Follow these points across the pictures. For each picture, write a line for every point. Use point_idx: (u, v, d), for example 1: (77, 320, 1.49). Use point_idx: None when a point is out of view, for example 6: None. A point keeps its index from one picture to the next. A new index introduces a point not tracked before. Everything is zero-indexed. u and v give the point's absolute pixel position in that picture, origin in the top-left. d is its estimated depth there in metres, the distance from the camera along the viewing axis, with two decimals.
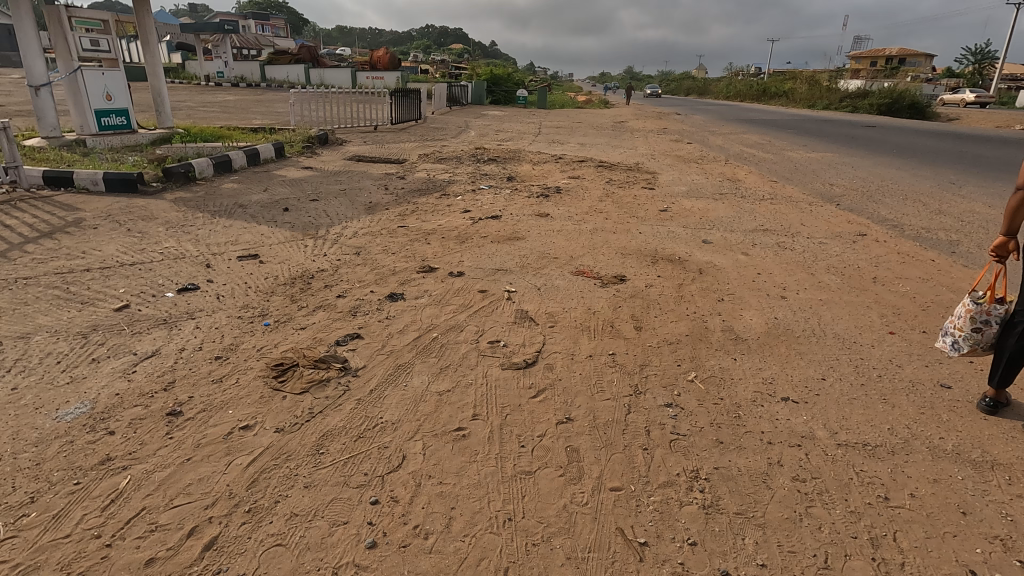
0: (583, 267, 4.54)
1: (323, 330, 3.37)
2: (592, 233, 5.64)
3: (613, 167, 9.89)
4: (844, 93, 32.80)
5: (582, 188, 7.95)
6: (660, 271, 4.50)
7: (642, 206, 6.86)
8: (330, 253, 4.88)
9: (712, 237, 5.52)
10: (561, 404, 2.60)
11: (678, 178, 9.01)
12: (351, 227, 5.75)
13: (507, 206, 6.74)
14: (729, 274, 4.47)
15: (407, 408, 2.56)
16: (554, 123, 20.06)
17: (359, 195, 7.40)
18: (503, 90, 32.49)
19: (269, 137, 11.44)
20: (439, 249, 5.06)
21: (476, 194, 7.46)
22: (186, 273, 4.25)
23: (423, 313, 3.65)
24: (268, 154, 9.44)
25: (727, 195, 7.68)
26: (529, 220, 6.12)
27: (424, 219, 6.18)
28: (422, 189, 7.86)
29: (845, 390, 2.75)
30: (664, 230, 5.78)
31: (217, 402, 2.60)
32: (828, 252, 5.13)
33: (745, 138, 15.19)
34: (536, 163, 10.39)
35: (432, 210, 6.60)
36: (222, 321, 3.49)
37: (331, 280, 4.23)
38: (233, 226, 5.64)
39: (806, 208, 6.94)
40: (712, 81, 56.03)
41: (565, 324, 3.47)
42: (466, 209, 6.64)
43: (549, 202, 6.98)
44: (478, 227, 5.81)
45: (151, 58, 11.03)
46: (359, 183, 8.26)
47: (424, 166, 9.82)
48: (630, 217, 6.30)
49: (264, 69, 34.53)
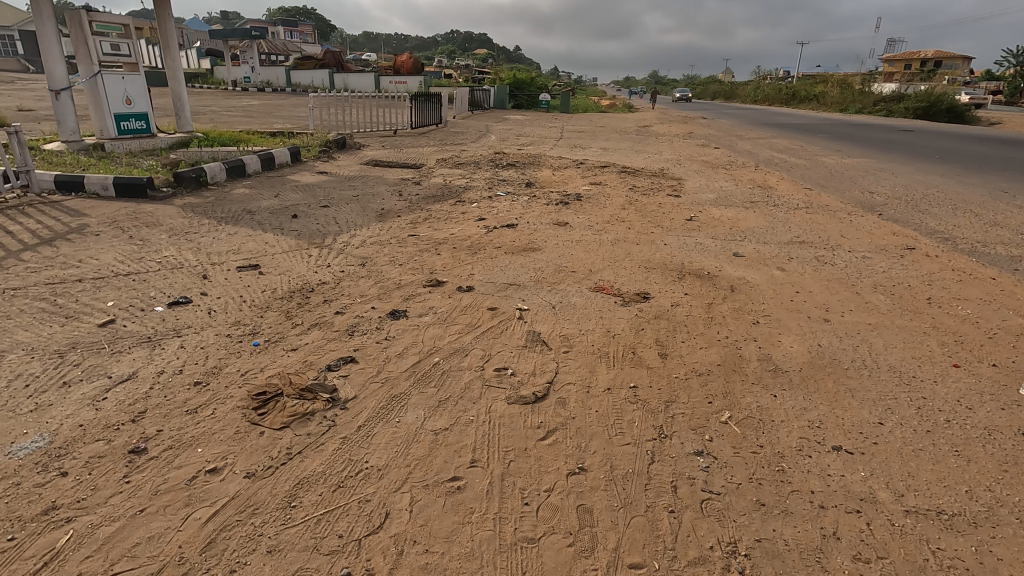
0: (603, 282, 4.19)
1: (316, 352, 3.09)
2: (614, 244, 5.28)
3: (636, 173, 9.50)
4: (879, 97, 31.71)
5: (603, 195, 7.60)
6: (688, 288, 4.12)
7: (667, 215, 6.48)
8: (334, 264, 4.63)
9: (743, 250, 5.12)
10: (573, 449, 2.26)
11: (706, 185, 8.56)
12: (359, 235, 5.50)
13: (525, 214, 6.42)
14: (764, 292, 4.07)
15: (396, 450, 2.25)
16: (576, 127, 19.71)
17: (372, 202, 7.16)
18: (526, 95, 32.27)
19: (287, 141, 11.34)
20: (450, 261, 4.76)
21: (492, 201, 7.16)
22: (180, 285, 4.02)
23: (426, 334, 3.35)
24: (284, 158, 9.30)
25: (758, 204, 7.22)
26: (546, 230, 5.79)
27: (436, 227, 5.90)
28: (436, 195, 7.59)
29: (909, 438, 2.34)
30: (692, 242, 5.38)
31: (187, 438, 2.32)
32: (873, 268, 4.68)
33: (776, 143, 14.62)
34: (557, 168, 10.06)
35: (446, 218, 6.32)
36: (209, 340, 3.23)
37: (331, 295, 3.96)
38: (238, 233, 5.43)
39: (845, 217, 6.46)
40: (739, 85, 54.99)
41: (581, 349, 3.13)
42: (482, 217, 6.34)
43: (568, 210, 6.64)
44: (493, 237, 5.50)
45: (171, 62, 11.02)
46: (374, 189, 8.04)
47: (440, 172, 9.57)
48: (654, 226, 5.93)
49: (290, 74, 34.92)
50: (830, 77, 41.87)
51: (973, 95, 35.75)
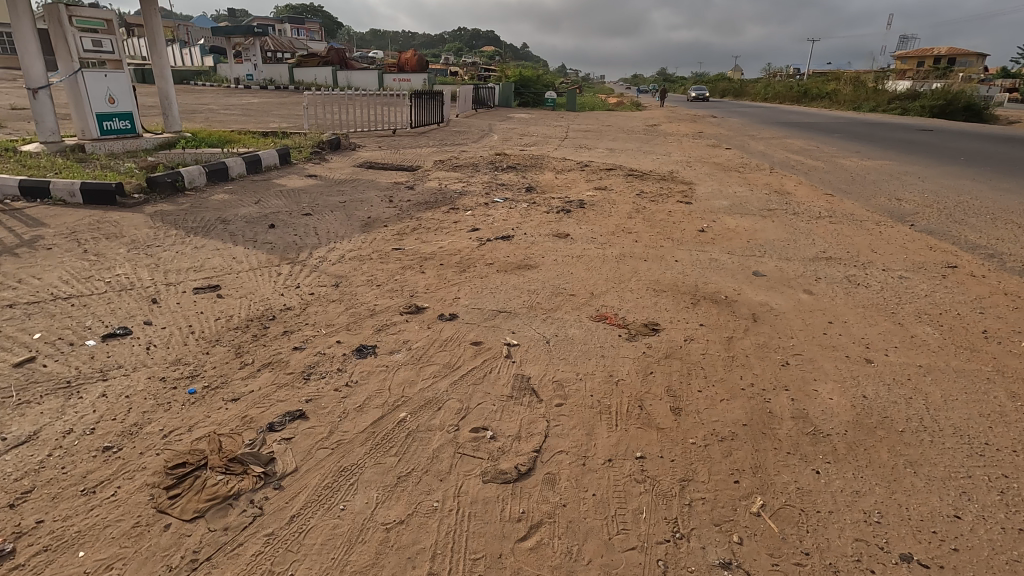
0: (606, 310, 3.66)
1: (260, 403, 2.59)
2: (619, 260, 4.75)
3: (644, 177, 8.94)
4: (893, 94, 30.92)
5: (609, 201, 7.09)
6: (703, 317, 3.58)
7: (678, 225, 5.95)
8: (305, 284, 4.13)
9: (763, 268, 4.57)
10: (561, 558, 1.75)
11: (719, 190, 8.00)
12: (338, 249, 5.00)
13: (522, 224, 5.90)
14: (792, 323, 3.53)
15: (333, 557, 1.75)
16: (582, 126, 19.16)
17: (359, 209, 6.67)
18: (532, 93, 31.76)
19: (278, 142, 10.87)
20: (435, 281, 4.25)
21: (487, 209, 6.65)
22: (123, 311, 3.54)
23: (395, 377, 2.83)
24: (271, 160, 8.82)
25: (776, 212, 6.66)
26: (545, 242, 5.27)
27: (424, 239, 5.40)
28: (429, 202, 7.09)
29: (999, 542, 1.81)
30: (706, 258, 4.84)
31: (69, 536, 1.83)
32: (913, 290, 4.14)
33: (789, 143, 14.02)
34: (560, 171, 9.53)
35: (436, 228, 5.81)
36: (137, 385, 2.74)
37: (294, 324, 3.46)
38: (205, 247, 4.95)
39: (873, 228, 5.91)
40: (749, 83, 54.15)
41: (578, 401, 2.61)
42: (475, 227, 5.83)
43: (570, 220, 6.12)
44: (486, 251, 4.99)
45: (158, 60, 10.56)
46: (363, 194, 7.55)
47: (436, 175, 9.07)
48: (663, 239, 5.39)
49: (293, 71, 34.52)
50: (843, 74, 40.94)
51: (989, 93, 34.86)
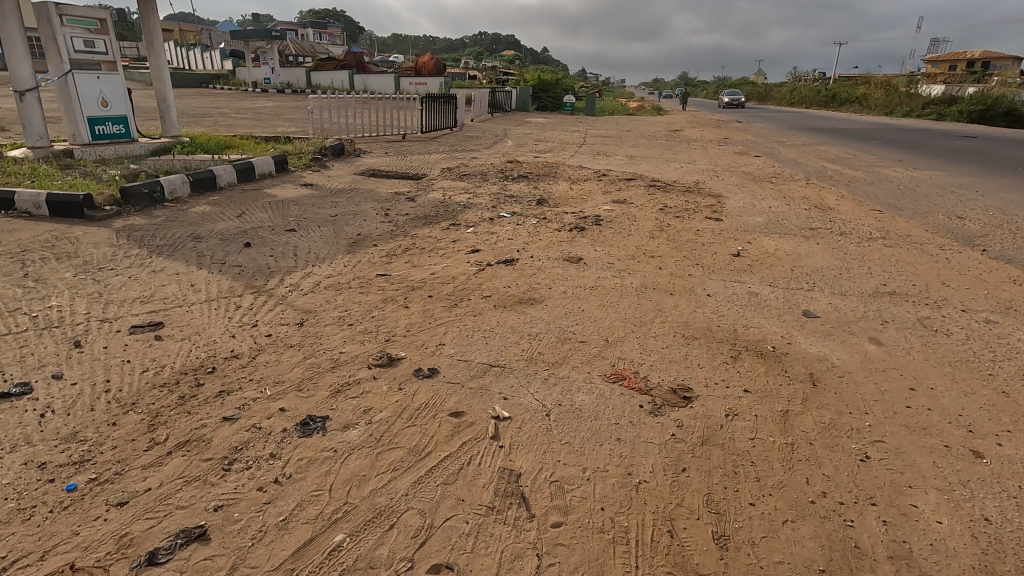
0: (624, 366, 2.93)
1: (154, 512, 1.92)
2: (640, 293, 4.02)
3: (667, 189, 8.18)
4: (928, 99, 29.57)
5: (628, 217, 6.37)
6: (747, 378, 2.83)
7: (708, 247, 5.20)
8: (264, 322, 3.48)
9: (815, 308, 3.79)
10: None
11: (751, 204, 7.20)
12: (315, 274, 4.36)
13: (528, 245, 5.21)
14: (864, 389, 2.76)
15: None
16: (601, 132, 18.42)
17: (351, 224, 6.04)
18: (550, 97, 31.10)
19: (279, 147, 10.35)
20: (418, 319, 3.56)
21: (492, 225, 5.96)
22: (33, 360, 2.91)
23: (342, 469, 2.14)
24: (266, 168, 8.27)
25: (820, 233, 5.86)
26: (554, 268, 4.56)
27: (416, 263, 4.72)
28: (429, 216, 6.44)
29: None
30: (745, 292, 4.07)
31: None
32: (1007, 340, 3.34)
33: (824, 151, 13.10)
34: (575, 180, 8.81)
35: (432, 248, 5.15)
36: (3, 476, 2.09)
37: (235, 380, 2.80)
38: (164, 270, 4.34)
39: (936, 253, 5.09)
40: (774, 87, 52.72)
41: (584, 521, 1.89)
42: (476, 249, 5.15)
43: (584, 239, 5.40)
44: (485, 279, 4.29)
45: (156, 62, 10.12)
46: (359, 206, 6.93)
47: (441, 184, 8.42)
48: (692, 265, 4.65)
49: (310, 75, 34.32)
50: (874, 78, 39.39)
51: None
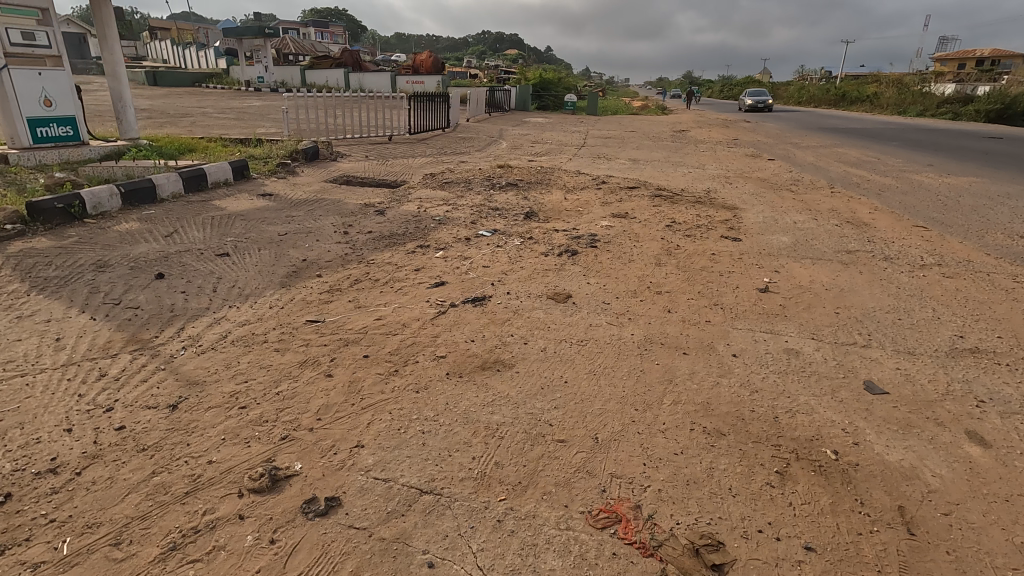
0: (619, 496, 1.96)
1: None
2: (644, 353, 3.05)
3: (674, 198, 7.22)
4: (942, 97, 28.44)
5: (629, 236, 5.41)
6: (808, 521, 1.86)
7: (727, 279, 4.24)
8: (126, 403, 2.53)
9: (879, 378, 2.82)
10: None
11: (772, 219, 6.21)
12: (228, 321, 3.41)
13: (507, 277, 4.25)
14: (991, 543, 1.79)
15: None
16: (602, 133, 17.45)
17: (300, 246, 5.09)
18: (551, 95, 30.11)
19: (246, 151, 9.41)
20: (339, 397, 2.60)
21: (468, 247, 5.01)
22: None
23: None
24: (221, 175, 7.34)
25: (859, 257, 4.89)
26: (534, 311, 3.62)
27: (361, 303, 3.76)
28: (396, 234, 5.50)
29: None
30: (781, 350, 3.10)
31: None
32: None
33: (843, 153, 12.11)
34: (571, 189, 7.83)
35: (387, 281, 4.19)
36: None
37: (26, 522, 1.84)
38: (33, 316, 3.40)
39: (1012, 287, 4.12)
40: (782, 85, 51.44)
41: None
42: (442, 282, 4.19)
43: (575, 268, 4.44)
44: (443, 330, 3.33)
45: (109, 57, 9.20)
46: (317, 222, 5.98)
47: (419, 194, 7.47)
48: (711, 306, 3.69)
49: (304, 73, 33.34)
50: (885, 76, 38.15)
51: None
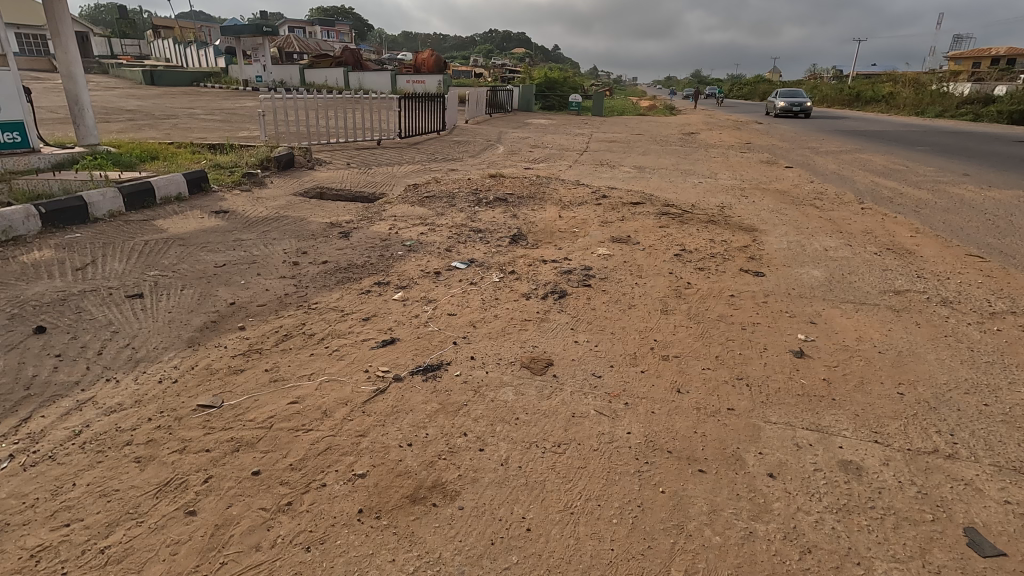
0: None
1: None
2: (644, 470, 2.18)
3: (684, 216, 6.37)
4: (962, 98, 27.30)
5: (630, 268, 4.56)
6: None
7: (753, 336, 3.38)
8: None
9: (986, 521, 1.95)
10: None
11: (799, 245, 5.33)
12: (92, 407, 2.57)
13: (475, 331, 3.40)
14: None
15: None
16: (607, 135, 16.59)
17: (235, 281, 4.27)
18: (556, 95, 29.24)
19: (213, 158, 8.62)
20: (191, 562, 1.77)
21: (435, 286, 4.16)
22: None
23: None
24: (172, 189, 6.56)
25: (911, 300, 4.01)
26: (502, 388, 2.77)
27: (281, 374, 2.92)
28: (355, 265, 4.67)
29: None
30: (835, 465, 2.22)
31: None
32: None
33: (867, 160, 11.19)
34: (567, 204, 6.97)
35: (324, 336, 3.35)
36: None
37: None
38: None
39: None
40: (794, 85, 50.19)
41: None
42: (392, 338, 3.34)
43: (560, 319, 3.59)
44: (374, 423, 2.49)
45: (64, 57, 8.41)
46: (268, 247, 5.16)
47: (396, 210, 6.65)
48: (734, 383, 2.83)
49: (304, 73, 32.64)
50: (902, 74, 36.80)
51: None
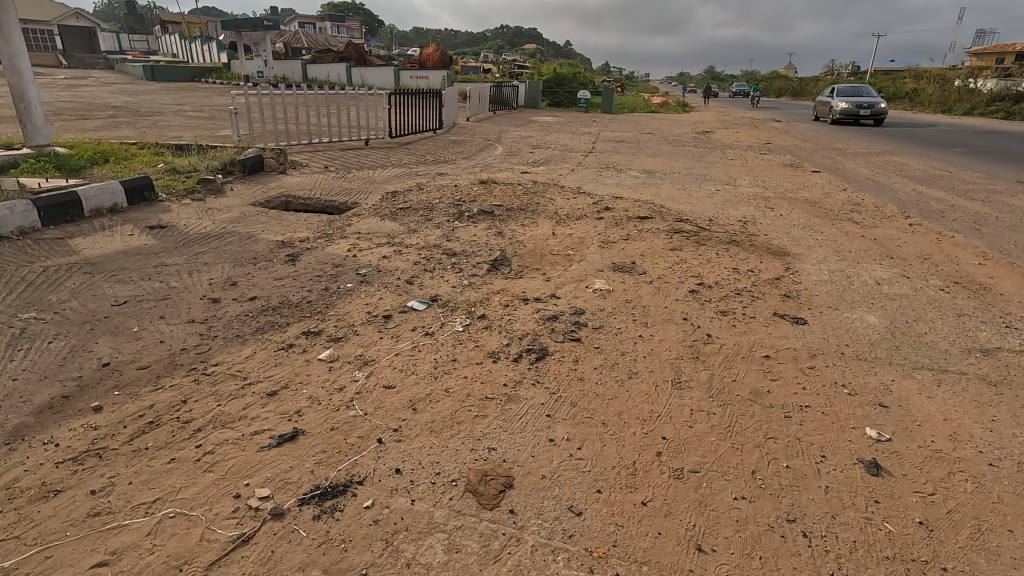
0: None
1: None
2: None
3: (700, 234, 5.39)
4: (991, 94, 25.96)
5: (632, 311, 3.58)
6: None
7: (803, 431, 2.39)
8: None
9: None
10: None
11: (844, 276, 4.32)
12: None
13: (412, 421, 2.44)
14: None
15: None
16: (616, 134, 15.59)
17: (127, 326, 3.35)
18: (566, 91, 28.25)
19: (173, 161, 7.75)
20: None
21: (378, 339, 3.19)
22: None
23: None
24: (106, 199, 5.70)
25: (1011, 365, 3.00)
26: (427, 539, 1.82)
27: (110, 499, 1.99)
28: (287, 303, 3.72)
29: None
30: None
31: None
32: None
33: (903, 164, 10.10)
34: (563, 218, 6.00)
35: (203, 425, 2.42)
36: None
37: None
38: None
39: None
40: (811, 80, 48.70)
41: None
42: (294, 431, 2.39)
43: (534, 398, 2.61)
44: None
45: (7, 48, 7.55)
46: (194, 275, 4.25)
47: (362, 224, 5.72)
48: (783, 533, 1.85)
49: (306, 68, 31.89)
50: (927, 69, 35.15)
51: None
